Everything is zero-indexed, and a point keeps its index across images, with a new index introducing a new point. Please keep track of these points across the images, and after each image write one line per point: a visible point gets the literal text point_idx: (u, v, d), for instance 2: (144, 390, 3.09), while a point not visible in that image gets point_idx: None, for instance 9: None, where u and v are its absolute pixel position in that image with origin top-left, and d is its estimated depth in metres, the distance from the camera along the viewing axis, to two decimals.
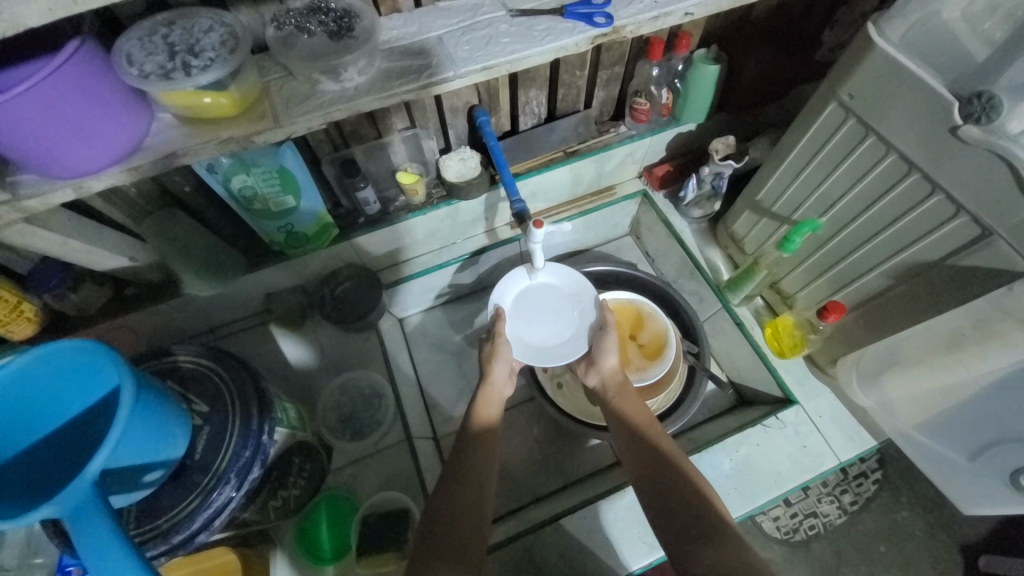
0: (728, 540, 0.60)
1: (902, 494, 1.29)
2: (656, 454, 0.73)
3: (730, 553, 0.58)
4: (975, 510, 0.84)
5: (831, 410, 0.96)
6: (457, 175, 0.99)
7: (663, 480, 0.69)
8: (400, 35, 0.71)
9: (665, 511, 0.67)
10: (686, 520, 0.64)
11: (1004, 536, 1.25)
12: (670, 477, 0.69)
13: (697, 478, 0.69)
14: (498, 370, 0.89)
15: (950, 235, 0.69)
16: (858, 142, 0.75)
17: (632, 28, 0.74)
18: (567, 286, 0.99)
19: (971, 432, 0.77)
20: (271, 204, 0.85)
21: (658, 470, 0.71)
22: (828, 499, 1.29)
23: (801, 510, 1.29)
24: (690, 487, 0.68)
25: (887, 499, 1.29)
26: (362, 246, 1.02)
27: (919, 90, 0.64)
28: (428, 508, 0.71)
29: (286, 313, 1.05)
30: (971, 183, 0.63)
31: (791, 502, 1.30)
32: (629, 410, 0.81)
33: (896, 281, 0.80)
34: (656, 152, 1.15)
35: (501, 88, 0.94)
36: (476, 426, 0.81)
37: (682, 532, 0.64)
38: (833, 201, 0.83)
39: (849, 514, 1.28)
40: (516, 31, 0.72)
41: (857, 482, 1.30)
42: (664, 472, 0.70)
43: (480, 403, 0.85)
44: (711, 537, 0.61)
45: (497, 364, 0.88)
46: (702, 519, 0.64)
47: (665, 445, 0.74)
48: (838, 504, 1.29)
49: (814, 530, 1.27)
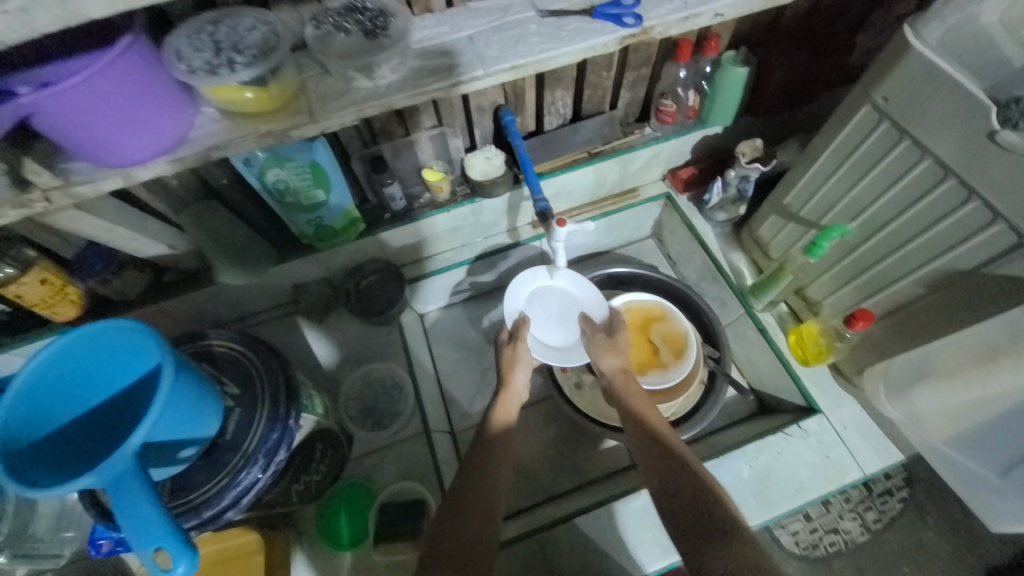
0: (740, 542, 0.59)
1: (928, 514, 1.25)
2: (672, 456, 0.72)
3: (743, 550, 0.57)
4: (1002, 528, 0.80)
5: (856, 421, 0.94)
6: (482, 174, 1.01)
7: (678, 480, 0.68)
8: (431, 34, 0.73)
9: (676, 513, 0.66)
10: (699, 520, 0.63)
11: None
12: (680, 472, 0.69)
13: (707, 476, 0.69)
14: (518, 376, 0.89)
15: (987, 242, 0.66)
16: (891, 146, 0.73)
17: (661, 29, 0.73)
18: (589, 301, 1.00)
19: (1004, 447, 0.74)
20: (302, 198, 0.88)
21: (674, 471, 0.70)
22: (851, 515, 1.26)
23: (822, 525, 1.26)
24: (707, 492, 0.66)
25: (914, 518, 1.25)
26: (388, 241, 1.05)
27: (956, 93, 0.62)
28: (443, 518, 0.70)
29: (312, 304, 1.07)
30: (1010, 189, 0.61)
31: (811, 516, 1.27)
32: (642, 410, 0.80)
33: (929, 289, 0.77)
34: (682, 154, 1.15)
35: (527, 88, 0.96)
36: (492, 427, 0.82)
37: (695, 535, 0.62)
38: (865, 204, 0.81)
39: (873, 532, 1.24)
40: (544, 31, 0.72)
41: (882, 499, 1.26)
42: (675, 469, 0.70)
43: (503, 410, 0.85)
44: (725, 534, 0.60)
45: (519, 370, 0.89)
46: (719, 522, 0.62)
47: (678, 446, 0.74)
48: (860, 521, 1.25)
49: (835, 547, 1.24)
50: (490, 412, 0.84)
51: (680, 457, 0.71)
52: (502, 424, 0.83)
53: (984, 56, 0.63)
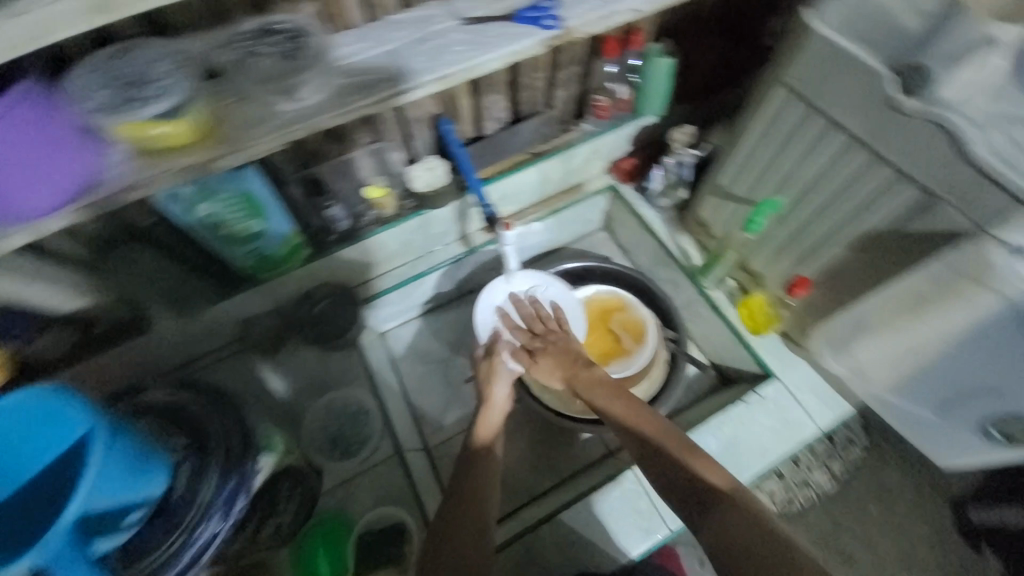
0: (745, 504, 0.60)
1: (886, 457, 1.34)
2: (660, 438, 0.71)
3: (738, 514, 0.59)
4: (951, 462, 0.89)
5: (808, 381, 1.00)
6: (427, 185, 1.02)
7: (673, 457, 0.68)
8: (353, 51, 0.71)
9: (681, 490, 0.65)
10: (690, 492, 0.64)
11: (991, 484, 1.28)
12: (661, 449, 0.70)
13: (687, 447, 0.69)
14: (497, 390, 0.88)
15: (899, 203, 0.71)
16: (806, 122, 0.77)
17: (583, 28, 0.75)
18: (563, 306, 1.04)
19: (943, 390, 0.81)
20: (237, 229, 0.84)
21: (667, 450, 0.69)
22: (821, 468, 1.30)
23: (795, 481, 1.30)
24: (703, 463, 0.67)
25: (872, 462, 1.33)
26: (339, 262, 1.04)
27: (856, 69, 0.66)
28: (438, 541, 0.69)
29: (263, 339, 1.05)
30: (912, 153, 0.66)
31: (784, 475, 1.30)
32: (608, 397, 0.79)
33: (856, 252, 0.81)
34: (620, 146, 1.18)
35: (460, 96, 0.96)
36: (476, 442, 0.82)
37: (699, 509, 0.63)
38: (790, 179, 0.85)
39: (840, 481, 1.32)
40: (468, 39, 0.72)
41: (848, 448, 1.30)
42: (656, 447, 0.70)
43: (484, 424, 0.85)
44: (718, 503, 0.61)
45: (498, 383, 0.88)
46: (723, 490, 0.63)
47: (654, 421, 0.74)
48: (829, 473, 1.31)
49: (809, 499, 1.31)
50: (474, 427, 0.84)
51: (668, 435, 0.71)
52: (487, 438, 0.82)
53: (880, 32, 0.67)
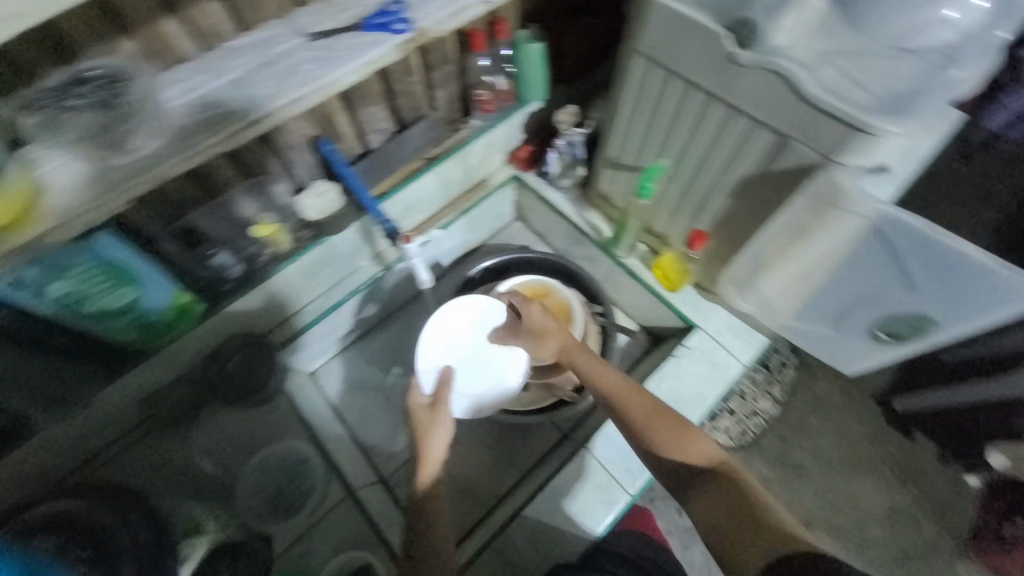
0: (731, 480, 0.69)
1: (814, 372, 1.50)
2: (654, 416, 0.75)
3: (730, 492, 0.68)
4: (853, 368, 0.98)
5: (728, 324, 1.06)
6: (320, 212, 0.96)
7: (667, 437, 0.73)
8: (190, 86, 0.65)
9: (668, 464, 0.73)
10: (686, 474, 0.72)
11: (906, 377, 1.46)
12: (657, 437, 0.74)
13: (682, 428, 0.74)
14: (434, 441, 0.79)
15: (760, 147, 0.76)
16: (668, 87, 0.81)
17: (436, 28, 0.73)
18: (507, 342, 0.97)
19: (835, 304, 0.89)
20: (106, 303, 0.75)
21: (660, 430, 0.74)
22: (766, 396, 1.44)
23: (746, 414, 1.43)
24: (695, 442, 0.73)
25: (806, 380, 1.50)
26: (241, 313, 0.96)
27: (697, 31, 0.70)
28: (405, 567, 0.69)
29: (171, 415, 0.96)
30: (759, 102, 0.70)
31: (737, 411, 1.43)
32: (607, 381, 0.80)
33: (736, 198, 0.86)
34: (514, 136, 1.18)
35: (334, 113, 0.91)
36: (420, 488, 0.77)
37: (685, 480, 0.72)
38: (668, 141, 0.89)
39: (782, 402, 1.47)
40: (317, 55, 0.68)
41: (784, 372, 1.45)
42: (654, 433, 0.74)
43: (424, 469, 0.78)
44: (711, 481, 0.70)
45: (434, 436, 0.79)
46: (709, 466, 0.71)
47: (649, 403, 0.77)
48: (772, 398, 1.45)
49: (760, 426, 1.45)
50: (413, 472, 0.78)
51: (661, 414, 0.75)
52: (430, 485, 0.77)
53: None
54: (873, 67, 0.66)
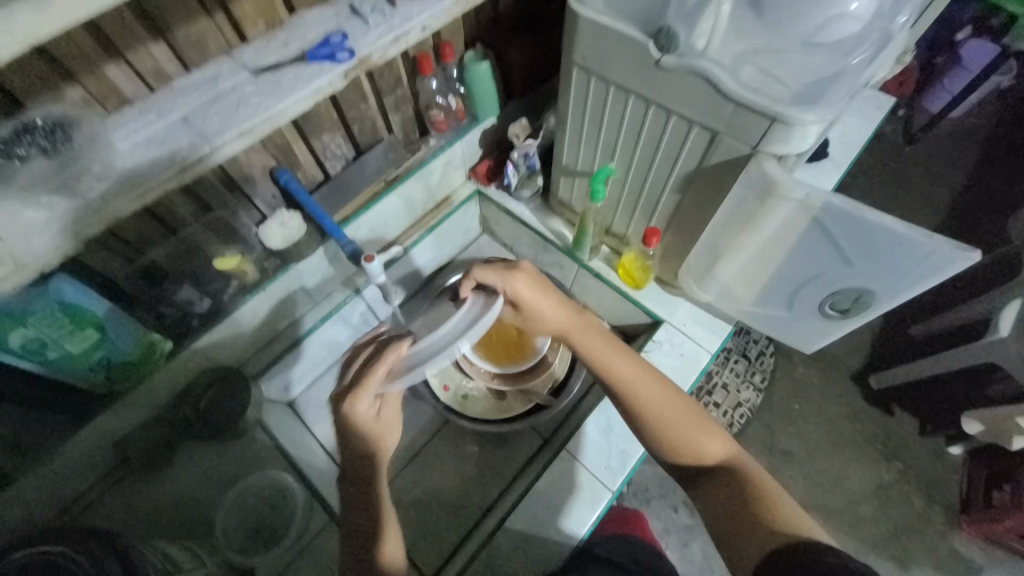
0: (739, 474, 0.72)
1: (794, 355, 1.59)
2: (670, 407, 0.76)
3: (736, 486, 0.70)
4: (812, 347, 1.02)
5: (692, 315, 1.10)
6: (283, 240, 0.97)
7: (687, 429, 0.75)
8: (139, 129, 0.67)
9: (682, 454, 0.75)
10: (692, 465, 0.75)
11: (880, 358, 1.60)
12: (670, 432, 0.75)
13: (698, 421, 0.76)
14: (384, 436, 0.73)
15: (694, 144, 0.81)
16: (605, 95, 0.85)
17: (379, 55, 0.76)
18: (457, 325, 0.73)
19: (785, 287, 0.93)
20: (68, 346, 0.75)
21: (676, 421, 0.76)
22: (746, 386, 1.54)
23: (730, 407, 1.52)
24: (712, 431, 0.76)
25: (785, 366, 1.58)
26: (212, 348, 0.96)
27: (623, 40, 0.75)
28: None
29: (145, 456, 0.93)
30: (686, 101, 0.75)
31: (721, 404, 1.51)
32: (618, 366, 0.79)
33: (681, 194, 0.91)
34: (473, 152, 1.22)
35: (290, 143, 0.93)
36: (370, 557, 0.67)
37: (694, 471, 0.75)
38: (613, 146, 0.93)
39: (764, 390, 1.55)
40: (262, 89, 0.71)
41: (760, 360, 1.57)
42: (666, 425, 0.76)
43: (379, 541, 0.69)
44: (718, 474, 0.73)
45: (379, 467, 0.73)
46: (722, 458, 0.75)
47: (667, 397, 0.77)
48: (753, 387, 1.55)
49: (744, 416, 1.52)
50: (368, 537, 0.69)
51: (681, 407, 0.77)
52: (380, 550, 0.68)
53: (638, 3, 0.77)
54: (791, 63, 0.71)
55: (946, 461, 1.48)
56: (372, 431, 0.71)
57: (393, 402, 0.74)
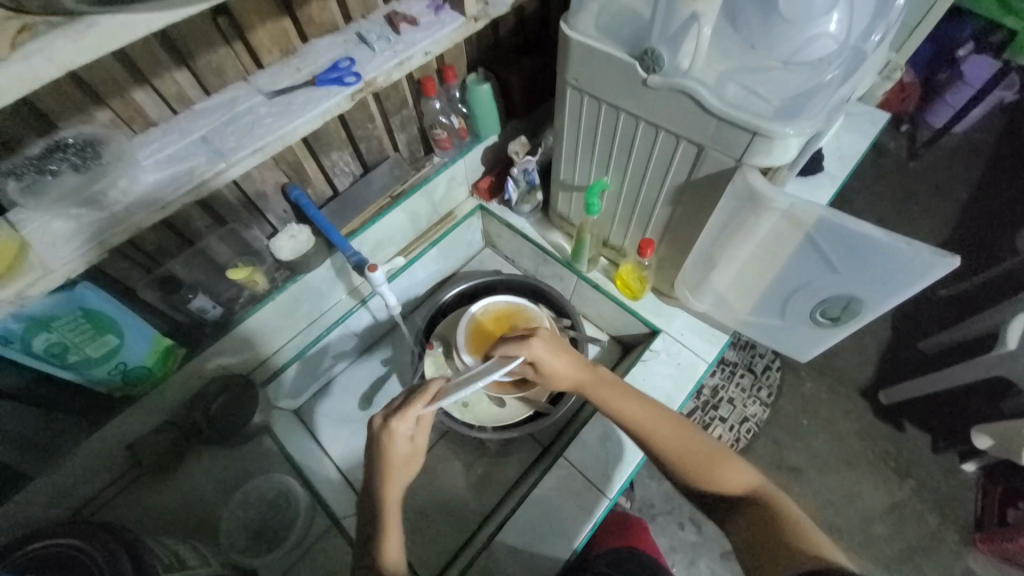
0: (765, 502, 0.71)
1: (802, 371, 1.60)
2: (687, 444, 0.77)
3: (763, 516, 0.69)
4: (807, 356, 1.03)
5: (688, 325, 1.12)
6: (292, 252, 0.99)
7: (700, 465, 0.75)
8: (161, 148, 0.73)
9: (707, 493, 0.75)
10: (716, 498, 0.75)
11: (888, 373, 1.59)
12: (685, 467, 0.76)
13: (710, 454, 0.77)
14: (398, 476, 0.72)
15: (683, 158, 0.84)
16: (597, 112, 0.90)
17: (384, 78, 0.81)
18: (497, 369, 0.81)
19: (777, 296, 0.95)
20: (88, 350, 0.79)
21: (694, 457, 0.76)
22: (752, 401, 1.52)
23: (736, 421, 1.50)
24: (728, 464, 0.75)
25: (794, 380, 1.59)
26: (222, 355, 1.00)
27: (612, 61, 0.79)
28: None
29: (155, 458, 0.97)
30: (673, 117, 0.79)
31: (729, 419, 1.50)
32: (630, 412, 0.80)
33: (674, 205, 0.94)
34: (475, 169, 1.27)
35: (301, 161, 0.99)
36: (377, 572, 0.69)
37: (721, 504, 0.75)
38: (607, 161, 0.97)
39: (770, 404, 1.54)
40: (276, 110, 0.76)
41: (767, 374, 1.56)
42: (683, 460, 0.76)
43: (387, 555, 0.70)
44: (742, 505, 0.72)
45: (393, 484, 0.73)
46: (748, 489, 0.74)
47: (678, 436, 0.78)
48: (760, 401, 1.53)
49: (752, 431, 1.50)
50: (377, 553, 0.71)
51: (693, 443, 0.78)
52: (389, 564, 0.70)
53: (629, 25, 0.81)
54: (772, 81, 0.74)
55: (956, 476, 1.45)
56: (395, 466, 0.72)
57: (426, 428, 0.75)
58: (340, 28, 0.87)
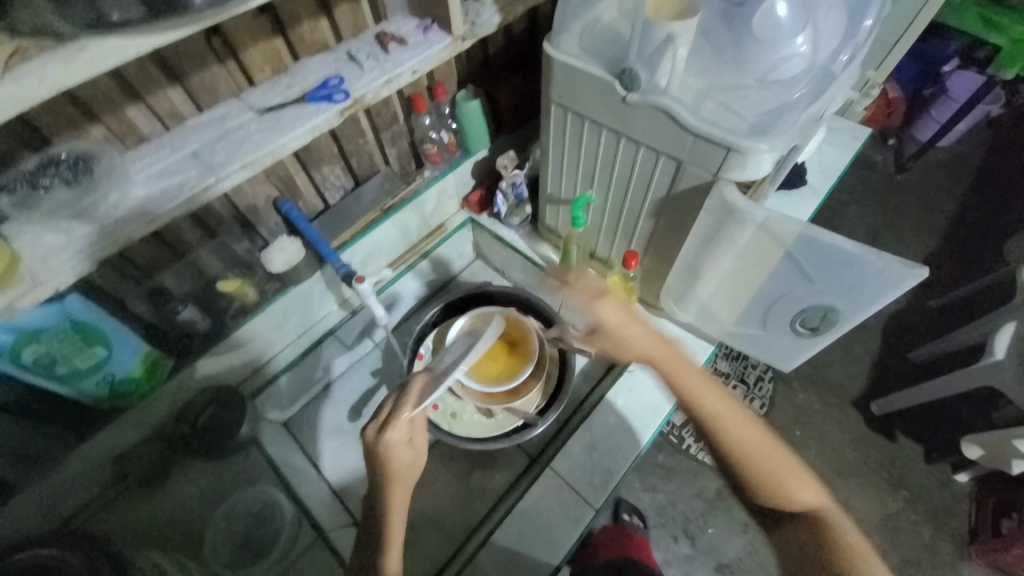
0: (828, 528, 0.70)
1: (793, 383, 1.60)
2: (766, 448, 0.72)
3: (821, 541, 0.69)
4: (789, 365, 1.05)
5: (675, 335, 1.13)
6: (282, 264, 1.01)
7: (772, 473, 0.71)
8: (152, 162, 0.75)
9: (772, 501, 0.72)
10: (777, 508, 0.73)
11: (877, 383, 1.60)
12: (755, 469, 0.71)
13: (786, 467, 0.72)
14: (401, 482, 0.78)
15: (663, 173, 0.87)
16: (580, 128, 0.92)
17: (372, 95, 0.84)
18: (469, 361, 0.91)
19: (758, 306, 0.97)
20: (76, 362, 0.80)
21: (772, 466, 0.71)
22: None
23: None
24: (802, 479, 0.72)
25: (786, 393, 1.59)
26: (211, 367, 1.01)
27: (592, 80, 0.82)
28: None
29: (142, 473, 0.96)
30: (652, 133, 0.81)
31: None
32: (708, 406, 0.73)
33: (656, 218, 0.96)
34: (465, 183, 1.29)
35: (292, 175, 1.01)
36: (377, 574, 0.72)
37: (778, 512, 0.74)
38: (592, 175, 1.00)
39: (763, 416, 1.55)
40: (266, 127, 0.78)
41: (758, 385, 1.57)
42: (755, 465, 0.72)
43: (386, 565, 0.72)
44: (802, 522, 0.72)
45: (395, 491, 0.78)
46: (814, 507, 0.72)
47: (756, 439, 0.73)
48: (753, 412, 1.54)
49: None
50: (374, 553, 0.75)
51: (770, 449, 0.73)
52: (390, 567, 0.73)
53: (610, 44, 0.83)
54: (747, 98, 0.77)
55: (945, 487, 1.45)
56: (398, 472, 0.78)
57: (421, 431, 0.82)
58: (331, 47, 0.90)
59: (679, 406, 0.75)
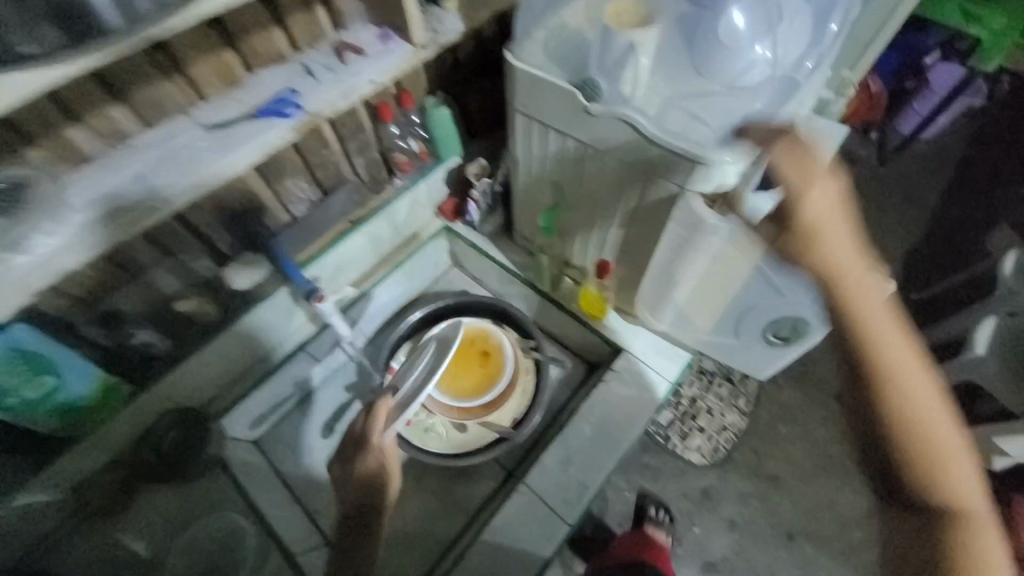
0: (960, 533, 0.59)
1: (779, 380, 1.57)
2: (926, 422, 0.62)
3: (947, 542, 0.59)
4: (764, 375, 1.04)
5: (652, 343, 1.12)
6: (246, 280, 0.98)
7: (922, 451, 0.61)
8: (91, 186, 0.71)
9: (906, 479, 0.63)
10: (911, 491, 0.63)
11: None
12: (905, 442, 0.62)
13: (946, 448, 0.61)
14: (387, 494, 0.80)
15: (629, 184, 0.84)
16: (546, 137, 0.90)
17: (328, 108, 0.81)
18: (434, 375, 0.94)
19: (732, 316, 0.97)
20: (26, 391, 0.78)
21: (928, 444, 0.61)
22: (732, 409, 1.49)
23: (715, 431, 1.47)
24: (960, 467, 0.61)
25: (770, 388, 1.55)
26: (171, 388, 0.98)
27: (554, 90, 0.79)
28: None
29: (105, 499, 0.95)
30: (616, 144, 0.79)
31: (707, 429, 1.47)
32: (885, 352, 0.65)
33: (626, 228, 0.94)
34: (438, 190, 1.26)
35: (251, 189, 0.97)
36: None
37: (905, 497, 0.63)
38: (561, 184, 0.97)
39: (748, 413, 1.51)
40: (213, 144, 0.75)
41: (744, 383, 1.53)
42: (909, 435, 0.62)
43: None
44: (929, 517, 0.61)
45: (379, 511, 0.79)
46: (961, 505, 0.60)
47: (920, 410, 0.62)
48: (737, 409, 1.50)
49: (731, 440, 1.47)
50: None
51: (932, 424, 0.62)
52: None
53: (574, 54, 0.82)
54: (714, 105, 0.77)
55: None
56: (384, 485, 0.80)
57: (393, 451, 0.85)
58: (286, 56, 0.86)
59: (849, 340, 0.67)
